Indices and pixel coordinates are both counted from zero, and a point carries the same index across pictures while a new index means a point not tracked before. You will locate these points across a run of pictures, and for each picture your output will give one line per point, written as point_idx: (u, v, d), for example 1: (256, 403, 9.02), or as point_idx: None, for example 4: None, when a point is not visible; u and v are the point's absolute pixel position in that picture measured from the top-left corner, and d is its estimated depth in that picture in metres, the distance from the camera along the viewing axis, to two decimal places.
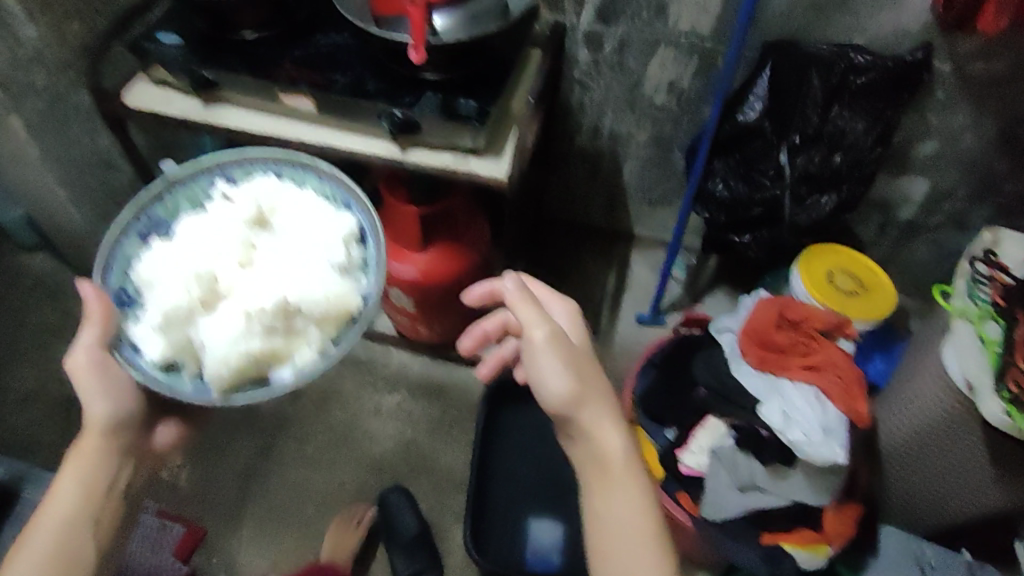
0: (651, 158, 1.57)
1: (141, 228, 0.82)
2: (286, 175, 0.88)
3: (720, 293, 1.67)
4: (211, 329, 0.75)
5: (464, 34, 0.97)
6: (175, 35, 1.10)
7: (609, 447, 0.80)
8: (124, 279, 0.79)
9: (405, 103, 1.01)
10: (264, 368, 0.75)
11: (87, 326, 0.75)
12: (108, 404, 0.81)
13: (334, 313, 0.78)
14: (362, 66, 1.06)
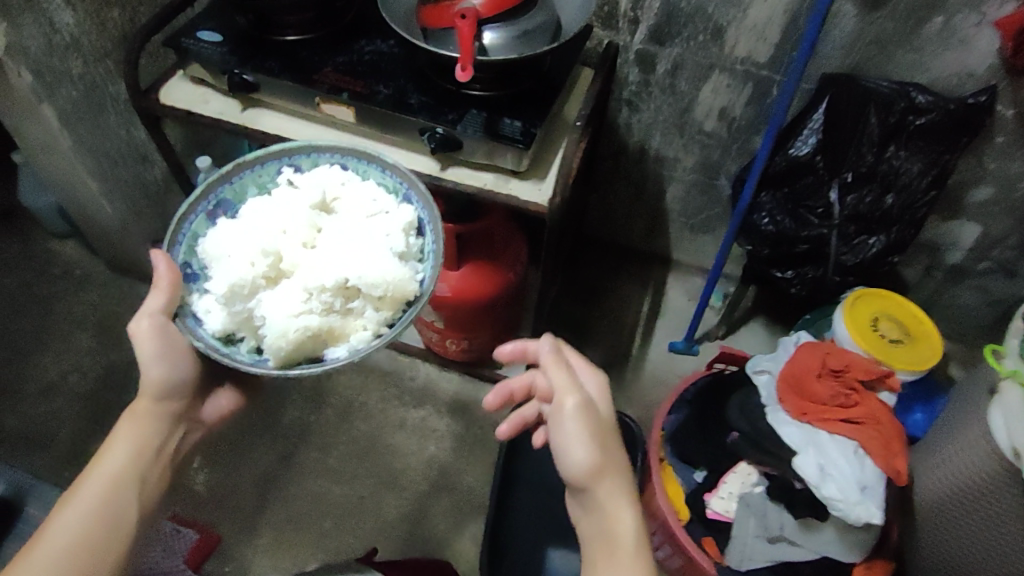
0: (697, 183, 1.55)
1: (208, 206, 0.86)
2: (348, 164, 0.91)
3: (757, 324, 1.65)
4: (272, 306, 0.79)
5: (516, 51, 0.92)
6: (217, 34, 1.07)
7: (617, 521, 0.81)
8: (190, 255, 0.84)
9: (448, 120, 0.96)
10: (319, 345, 0.80)
11: (153, 293, 0.81)
12: (165, 368, 0.88)
13: (390, 297, 0.83)
14: (405, 77, 1.02)
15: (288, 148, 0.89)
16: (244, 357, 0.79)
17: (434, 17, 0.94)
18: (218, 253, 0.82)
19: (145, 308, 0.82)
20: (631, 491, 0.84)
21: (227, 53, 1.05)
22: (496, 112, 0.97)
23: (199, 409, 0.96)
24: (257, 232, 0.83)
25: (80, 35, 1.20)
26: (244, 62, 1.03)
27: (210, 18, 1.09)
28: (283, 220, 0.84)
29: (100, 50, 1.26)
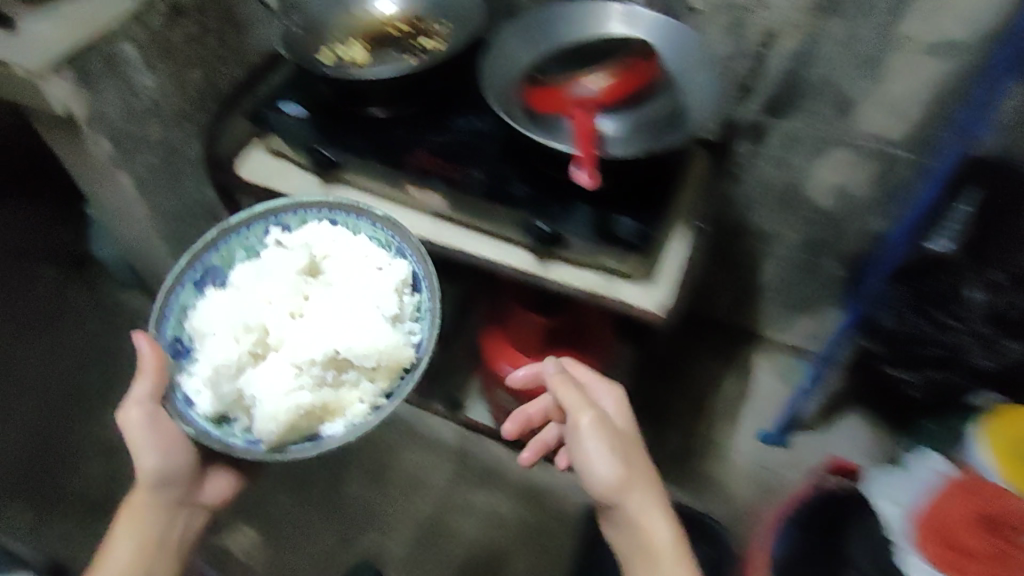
0: (798, 261, 1.40)
1: (195, 275, 0.84)
2: (335, 221, 0.88)
3: (857, 418, 1.48)
4: (263, 385, 0.79)
5: (633, 146, 0.79)
6: (301, 106, 0.98)
7: (657, 531, 0.81)
8: (179, 329, 0.82)
9: (555, 216, 0.85)
10: (314, 423, 0.79)
11: (139, 382, 0.78)
12: (161, 460, 0.83)
13: (385, 365, 0.81)
14: (507, 162, 0.91)
15: (271, 209, 0.87)
16: (237, 439, 0.78)
17: (541, 100, 0.84)
18: (210, 328, 0.82)
19: (132, 395, 0.79)
20: (661, 497, 0.84)
21: (311, 130, 0.96)
22: (610, 207, 0.85)
23: (202, 494, 0.90)
24: (246, 307, 0.83)
25: (159, 98, 1.15)
26: (328, 140, 0.94)
27: (296, 88, 1.01)
28: (272, 290, 0.84)
29: (180, 111, 1.21)
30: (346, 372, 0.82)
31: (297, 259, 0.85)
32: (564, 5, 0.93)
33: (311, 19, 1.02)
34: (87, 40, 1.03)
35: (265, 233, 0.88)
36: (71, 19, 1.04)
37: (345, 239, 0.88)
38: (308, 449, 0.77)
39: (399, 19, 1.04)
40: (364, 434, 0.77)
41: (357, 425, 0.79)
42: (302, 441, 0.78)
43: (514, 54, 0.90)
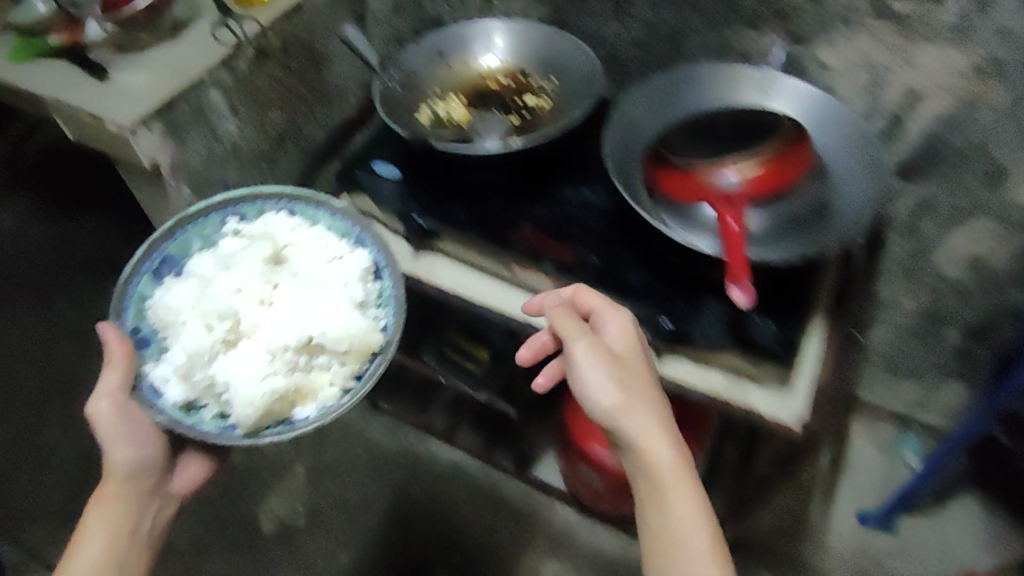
0: (916, 328, 1.23)
1: (153, 264, 0.81)
2: (293, 212, 0.86)
3: (971, 501, 1.31)
4: (234, 371, 0.77)
5: (782, 248, 0.72)
6: (395, 167, 0.91)
7: (661, 460, 0.65)
8: (140, 319, 0.79)
9: (679, 313, 0.77)
10: (287, 407, 0.76)
11: (106, 374, 0.74)
12: (135, 451, 0.79)
13: (354, 350, 0.79)
14: (623, 244, 0.83)
15: (229, 198, 0.84)
16: (211, 425, 0.74)
17: (675, 190, 0.78)
18: (177, 319, 0.79)
19: (100, 388, 0.74)
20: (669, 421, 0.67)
21: (405, 195, 0.89)
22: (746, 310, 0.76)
23: (171, 483, 0.86)
24: (211, 299, 0.81)
25: (239, 141, 1.10)
26: (427, 211, 0.87)
27: (388, 145, 0.94)
28: (235, 278, 0.82)
29: (257, 151, 1.14)
30: (316, 355, 0.79)
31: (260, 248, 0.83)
32: (697, 70, 0.85)
33: (411, 72, 0.95)
34: (177, 91, 0.97)
35: (223, 222, 0.85)
36: (162, 67, 0.99)
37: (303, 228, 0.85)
38: (283, 433, 0.74)
39: (504, 75, 0.96)
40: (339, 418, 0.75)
41: (331, 407, 0.76)
42: (276, 424, 0.75)
43: (637, 125, 0.82)
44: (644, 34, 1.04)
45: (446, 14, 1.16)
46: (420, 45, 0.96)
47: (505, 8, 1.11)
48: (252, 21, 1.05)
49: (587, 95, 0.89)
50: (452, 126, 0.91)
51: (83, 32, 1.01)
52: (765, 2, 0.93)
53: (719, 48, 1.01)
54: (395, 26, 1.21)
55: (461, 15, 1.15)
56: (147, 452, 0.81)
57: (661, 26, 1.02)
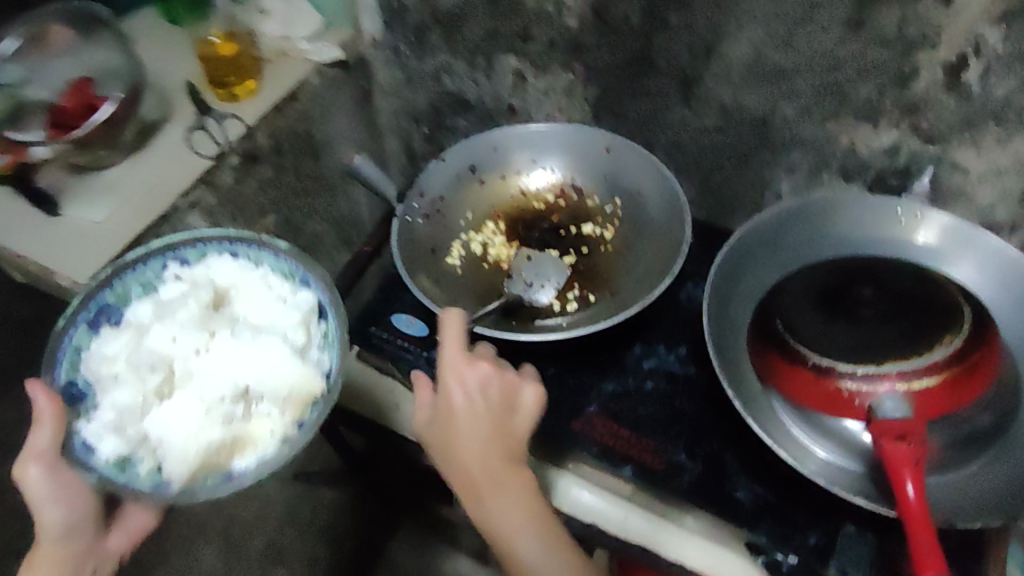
0: None
1: (89, 313, 0.60)
2: (238, 254, 0.64)
3: None
4: (169, 422, 0.58)
5: (968, 489, 0.56)
6: (420, 320, 0.74)
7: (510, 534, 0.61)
8: (75, 369, 0.59)
9: (808, 549, 0.59)
10: (221, 459, 0.56)
11: (34, 433, 0.54)
12: (66, 509, 0.60)
13: (293, 397, 0.59)
14: (722, 440, 0.65)
15: (170, 238, 0.63)
16: (143, 486, 0.55)
17: (803, 391, 0.59)
18: (109, 374, 0.59)
19: (27, 449, 0.55)
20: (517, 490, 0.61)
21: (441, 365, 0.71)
22: (898, 547, 0.59)
23: (108, 540, 0.65)
24: (145, 350, 0.61)
25: None
26: None
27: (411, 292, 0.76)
28: (170, 327, 0.62)
29: None
30: (255, 402, 0.59)
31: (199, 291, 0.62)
32: (818, 203, 0.69)
33: (439, 198, 0.75)
34: (145, 225, 0.79)
35: (163, 267, 0.63)
36: (127, 194, 0.81)
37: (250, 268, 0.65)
38: (216, 491, 0.54)
39: (551, 192, 0.77)
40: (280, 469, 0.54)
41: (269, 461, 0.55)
42: (207, 481, 0.55)
43: (742, 286, 0.67)
44: (721, 121, 0.84)
45: (470, 90, 0.93)
46: (445, 159, 0.76)
47: (544, 86, 0.89)
48: (235, 120, 0.86)
49: (676, 231, 0.69)
50: (493, 272, 0.73)
51: (26, 153, 0.77)
52: (889, 93, 0.75)
53: (822, 142, 0.81)
54: (409, 100, 0.98)
55: (489, 93, 0.93)
56: (82, 507, 0.61)
57: (743, 113, 0.82)
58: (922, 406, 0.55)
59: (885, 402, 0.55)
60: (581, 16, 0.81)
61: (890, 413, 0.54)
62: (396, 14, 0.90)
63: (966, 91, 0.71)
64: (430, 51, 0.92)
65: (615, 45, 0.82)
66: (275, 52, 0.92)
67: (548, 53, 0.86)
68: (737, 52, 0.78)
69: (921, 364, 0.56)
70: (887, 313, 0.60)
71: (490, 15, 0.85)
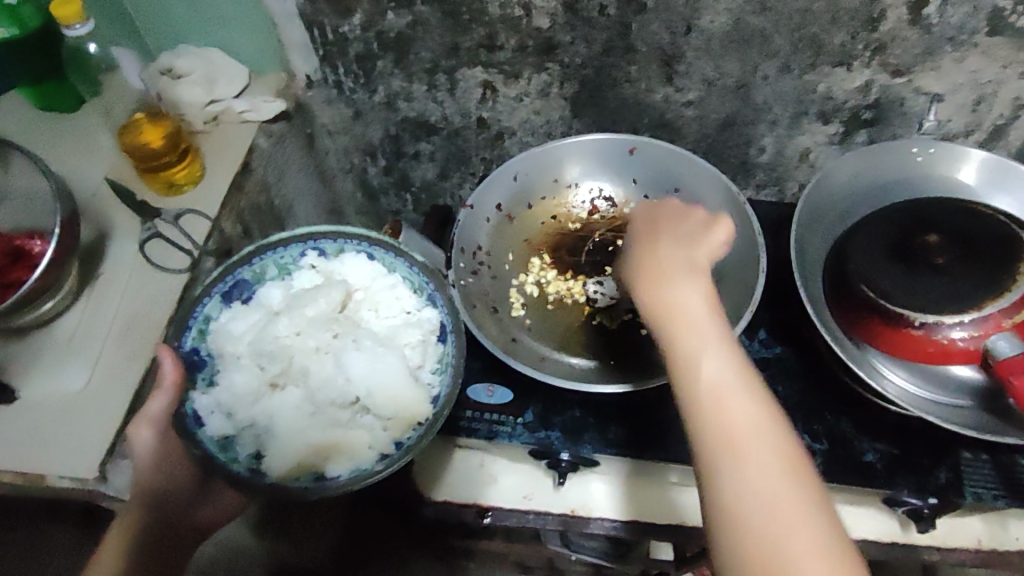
0: None
1: (225, 286, 0.62)
2: (375, 255, 0.65)
3: None
4: (282, 416, 0.61)
5: None
6: (500, 385, 0.71)
7: (722, 379, 0.48)
8: (202, 338, 0.61)
9: (943, 487, 0.65)
10: (318, 461, 0.58)
11: (153, 398, 0.57)
12: (165, 477, 0.62)
13: (399, 418, 0.60)
14: (835, 411, 0.69)
15: (315, 228, 0.64)
16: (241, 469, 0.57)
17: (909, 350, 0.64)
18: (232, 353, 0.62)
19: (141, 413, 0.58)
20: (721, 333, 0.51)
21: (542, 428, 0.69)
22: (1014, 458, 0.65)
23: (199, 512, 0.66)
24: (268, 340, 0.63)
25: None
26: (585, 445, 0.68)
27: (476, 355, 0.73)
28: (295, 321, 0.64)
29: None
30: (362, 413, 0.62)
31: (327, 293, 0.64)
32: (818, 186, 0.73)
33: (479, 249, 0.73)
34: (141, 377, 0.65)
35: (303, 254, 0.65)
36: (101, 343, 0.67)
37: (381, 277, 0.66)
38: (309, 490, 0.56)
39: (585, 209, 0.76)
40: (367, 484, 0.55)
41: (362, 473, 0.57)
42: (302, 480, 0.57)
43: (808, 269, 0.71)
44: (703, 92, 0.83)
45: (434, 111, 0.87)
46: (474, 207, 0.73)
47: (517, 93, 0.84)
48: (197, 216, 0.73)
49: (738, 206, 0.70)
50: (562, 312, 0.72)
51: None
52: (860, 37, 0.76)
53: (799, 94, 0.82)
54: (359, 134, 0.90)
55: (454, 111, 0.87)
56: (178, 479, 0.63)
57: (725, 80, 0.81)
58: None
59: (1001, 346, 0.61)
60: (552, 14, 0.75)
61: (1007, 353, 0.60)
62: (335, 48, 0.80)
63: (928, 23, 0.74)
64: (379, 78, 0.83)
65: (590, 36, 0.78)
66: (207, 120, 0.79)
67: (518, 57, 0.80)
68: (714, 24, 0.75)
69: (1019, 297, 0.62)
70: (966, 256, 0.64)
71: (447, 31, 0.78)
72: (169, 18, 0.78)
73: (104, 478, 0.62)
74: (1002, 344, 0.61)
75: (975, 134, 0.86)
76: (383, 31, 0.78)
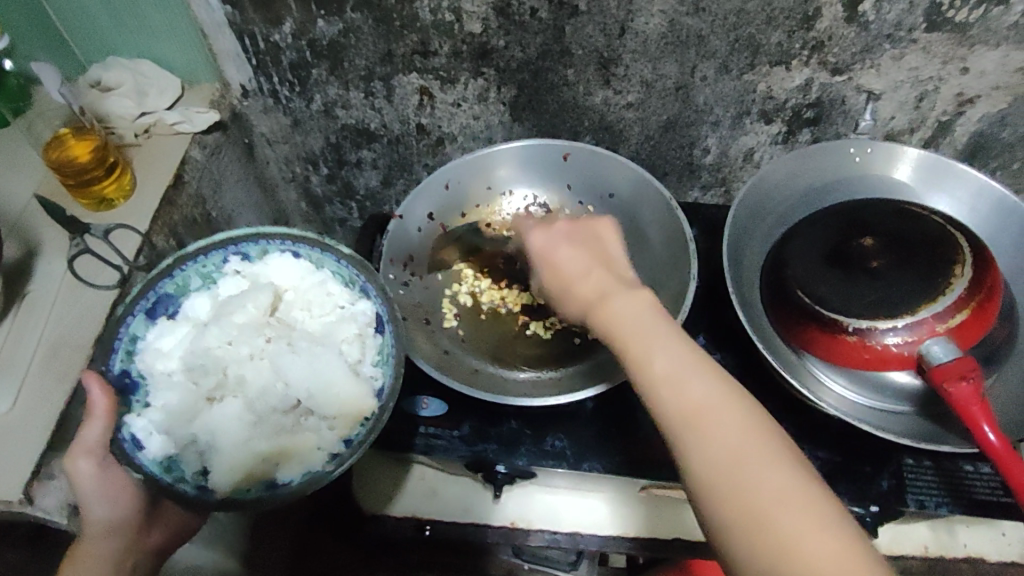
0: None
1: (148, 302, 0.56)
2: (301, 254, 0.59)
3: None
4: (222, 428, 0.56)
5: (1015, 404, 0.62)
6: (435, 398, 0.70)
7: (671, 365, 0.46)
8: (131, 359, 0.56)
9: (885, 494, 0.64)
10: (268, 469, 0.54)
11: (84, 428, 0.53)
12: (111, 506, 0.59)
13: (345, 417, 0.56)
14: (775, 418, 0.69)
15: (234, 233, 0.58)
16: (189, 488, 0.53)
17: (851, 357, 0.62)
18: (163, 372, 0.56)
19: (74, 445, 0.55)
20: (657, 323, 0.49)
21: (479, 441, 0.68)
22: (954, 462, 0.65)
23: (151, 537, 0.63)
24: (201, 352, 0.57)
25: None
26: (522, 457, 0.67)
27: (412, 366, 0.72)
28: (225, 331, 0.58)
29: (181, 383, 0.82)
30: (307, 415, 0.57)
31: (257, 296, 0.59)
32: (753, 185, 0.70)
33: (411, 257, 0.74)
34: (66, 400, 0.63)
35: (225, 260, 0.58)
36: (25, 366, 0.65)
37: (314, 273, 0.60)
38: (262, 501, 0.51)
39: (519, 216, 0.78)
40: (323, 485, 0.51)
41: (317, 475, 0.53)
42: (253, 490, 0.53)
43: (743, 274, 0.70)
44: (643, 94, 0.82)
45: (373, 119, 0.86)
46: (405, 217, 0.74)
47: (455, 98, 0.83)
48: (127, 230, 0.72)
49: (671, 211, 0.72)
50: (496, 320, 0.72)
51: None
52: (797, 35, 0.74)
53: (739, 94, 0.81)
54: (299, 143, 0.90)
55: (393, 118, 0.86)
56: (126, 506, 0.60)
57: (664, 82, 0.80)
58: (958, 341, 0.61)
59: (936, 353, 0.59)
60: (484, 18, 0.74)
61: (943, 359, 0.59)
62: (266, 56, 0.79)
63: (864, 20, 0.72)
64: (315, 87, 0.82)
65: (524, 40, 0.76)
66: (138, 132, 0.78)
67: (453, 62, 0.79)
68: (648, 26, 0.74)
69: (951, 301, 0.61)
70: (902, 263, 0.63)
71: (379, 38, 0.76)
72: (99, 30, 0.77)
73: (30, 500, 0.61)
74: (936, 351, 0.59)
75: (919, 132, 0.85)
76: (314, 40, 0.77)
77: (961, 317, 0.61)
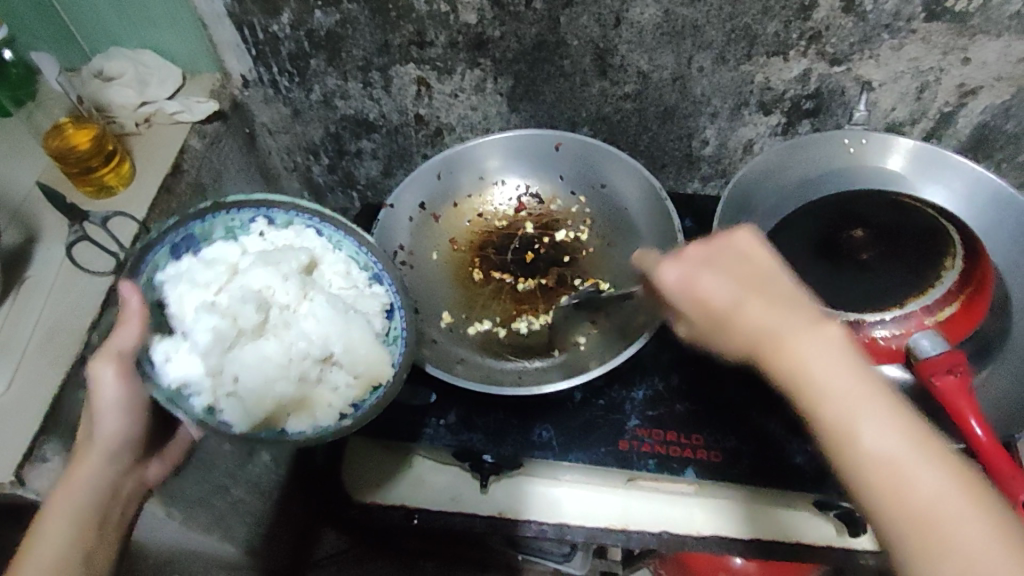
0: None
1: (178, 237, 0.52)
2: (324, 232, 0.57)
3: None
4: (250, 368, 0.53)
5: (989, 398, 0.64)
6: (425, 388, 0.71)
7: (889, 452, 0.40)
8: (152, 285, 0.52)
9: None
10: (280, 412, 0.54)
11: (116, 335, 0.50)
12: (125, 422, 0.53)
13: (363, 378, 0.55)
14: (763, 411, 0.70)
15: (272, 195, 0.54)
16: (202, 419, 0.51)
17: None
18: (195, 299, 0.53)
19: (104, 347, 0.50)
20: (865, 385, 0.42)
21: (464, 431, 0.69)
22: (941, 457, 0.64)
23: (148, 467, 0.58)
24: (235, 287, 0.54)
25: None
26: (509, 445, 0.68)
27: None
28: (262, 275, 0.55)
29: None
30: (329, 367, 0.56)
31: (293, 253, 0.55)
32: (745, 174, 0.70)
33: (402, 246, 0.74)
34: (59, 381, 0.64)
35: (256, 218, 0.55)
36: (23, 349, 0.66)
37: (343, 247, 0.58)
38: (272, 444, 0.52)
39: (510, 206, 0.79)
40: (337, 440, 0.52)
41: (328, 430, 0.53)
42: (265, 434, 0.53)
43: None
44: (639, 86, 0.82)
45: (371, 109, 0.87)
46: (395, 206, 0.75)
47: (453, 88, 0.84)
48: (124, 218, 0.73)
49: (659, 202, 0.72)
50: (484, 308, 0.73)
51: None
52: (793, 25, 0.74)
53: (737, 85, 0.81)
54: (300, 133, 0.91)
55: (392, 108, 0.87)
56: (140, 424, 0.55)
57: (661, 72, 0.80)
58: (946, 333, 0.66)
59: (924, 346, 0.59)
60: (479, 9, 0.74)
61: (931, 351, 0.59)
62: (266, 46, 0.80)
63: (862, 10, 0.71)
64: (314, 77, 0.83)
65: (520, 31, 0.76)
66: (138, 121, 0.79)
67: (449, 53, 0.79)
68: (644, 16, 0.74)
69: (941, 294, 0.67)
70: (885, 253, 0.69)
71: (376, 28, 0.77)
72: (103, 20, 0.79)
73: (21, 481, 0.61)
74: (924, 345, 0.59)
75: (919, 124, 0.84)
76: (312, 30, 0.77)
77: (943, 310, 0.67)
